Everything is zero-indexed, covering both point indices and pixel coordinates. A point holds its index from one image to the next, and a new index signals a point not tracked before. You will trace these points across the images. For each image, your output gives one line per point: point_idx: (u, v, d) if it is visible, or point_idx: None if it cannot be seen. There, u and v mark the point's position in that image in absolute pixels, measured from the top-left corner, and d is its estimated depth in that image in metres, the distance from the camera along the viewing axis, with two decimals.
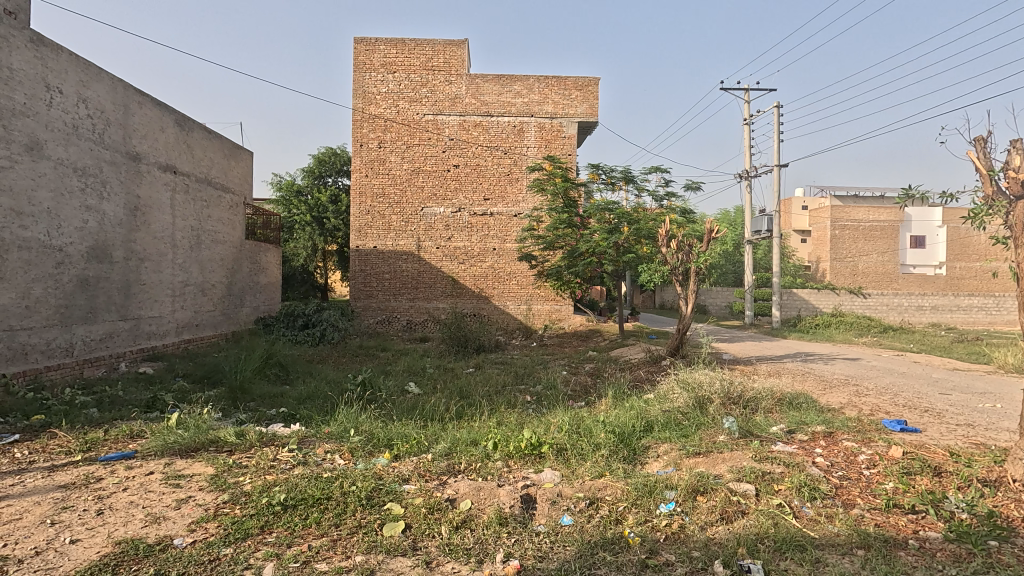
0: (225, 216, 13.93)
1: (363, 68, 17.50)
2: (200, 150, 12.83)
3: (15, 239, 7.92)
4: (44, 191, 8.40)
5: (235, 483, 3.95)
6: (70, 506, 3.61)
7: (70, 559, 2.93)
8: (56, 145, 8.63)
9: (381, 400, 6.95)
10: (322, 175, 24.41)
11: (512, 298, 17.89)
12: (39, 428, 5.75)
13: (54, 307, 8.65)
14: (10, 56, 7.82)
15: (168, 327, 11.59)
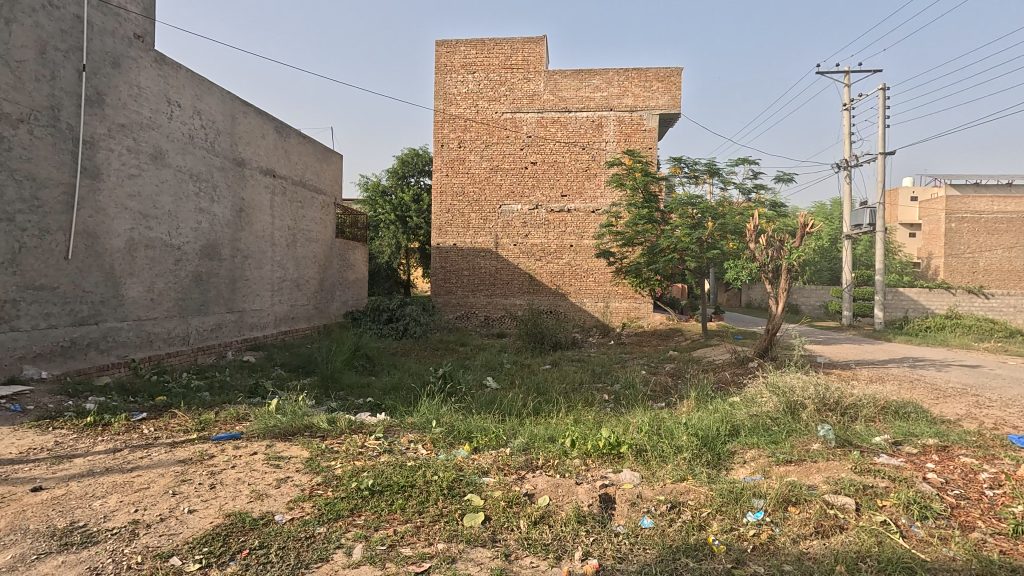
0: (317, 216, 14.83)
1: (445, 70, 17.97)
2: (296, 154, 13.73)
3: (142, 238, 8.88)
4: (165, 195, 9.35)
5: (327, 467, 4.22)
6: (188, 479, 4.02)
7: (189, 527, 3.26)
8: (176, 154, 9.57)
9: (460, 393, 7.14)
10: (405, 175, 25.39)
11: (590, 295, 17.71)
12: (162, 408, 6.44)
13: (174, 300, 9.63)
14: (138, 75, 8.76)
15: (268, 319, 12.54)
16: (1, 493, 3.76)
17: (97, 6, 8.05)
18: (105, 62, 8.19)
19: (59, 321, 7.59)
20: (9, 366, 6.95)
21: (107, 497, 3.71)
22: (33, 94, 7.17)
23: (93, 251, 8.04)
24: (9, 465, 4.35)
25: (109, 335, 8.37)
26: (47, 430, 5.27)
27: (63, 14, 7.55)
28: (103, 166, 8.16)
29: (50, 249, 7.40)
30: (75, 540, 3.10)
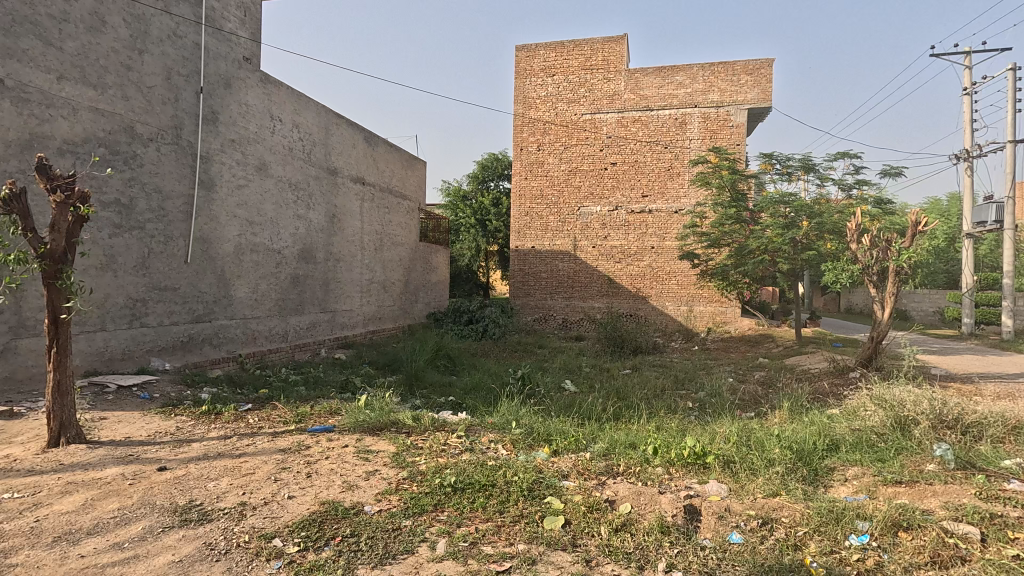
0: (403, 221, 15.47)
1: (525, 74, 18.15)
2: (384, 162, 14.40)
3: (248, 243, 9.69)
4: (268, 204, 10.13)
5: (412, 462, 4.39)
6: (287, 467, 4.32)
7: (289, 512, 3.51)
8: (277, 165, 10.34)
9: (540, 395, 7.16)
10: (485, 180, 25.91)
11: (672, 298, 17.16)
12: (266, 400, 6.98)
13: (274, 300, 10.41)
14: (246, 94, 9.57)
15: (357, 319, 13.23)
16: (133, 471, 4.23)
17: (213, 33, 8.88)
18: (219, 84, 9.02)
19: (180, 318, 8.44)
20: (139, 358, 7.82)
21: (219, 479, 4.07)
22: (160, 115, 8.03)
23: (207, 255, 8.87)
24: (140, 445, 4.89)
25: (220, 332, 9.19)
26: (170, 416, 5.88)
27: (185, 43, 8.40)
28: (216, 178, 8.99)
29: (173, 253, 8.25)
30: (193, 517, 3.43)
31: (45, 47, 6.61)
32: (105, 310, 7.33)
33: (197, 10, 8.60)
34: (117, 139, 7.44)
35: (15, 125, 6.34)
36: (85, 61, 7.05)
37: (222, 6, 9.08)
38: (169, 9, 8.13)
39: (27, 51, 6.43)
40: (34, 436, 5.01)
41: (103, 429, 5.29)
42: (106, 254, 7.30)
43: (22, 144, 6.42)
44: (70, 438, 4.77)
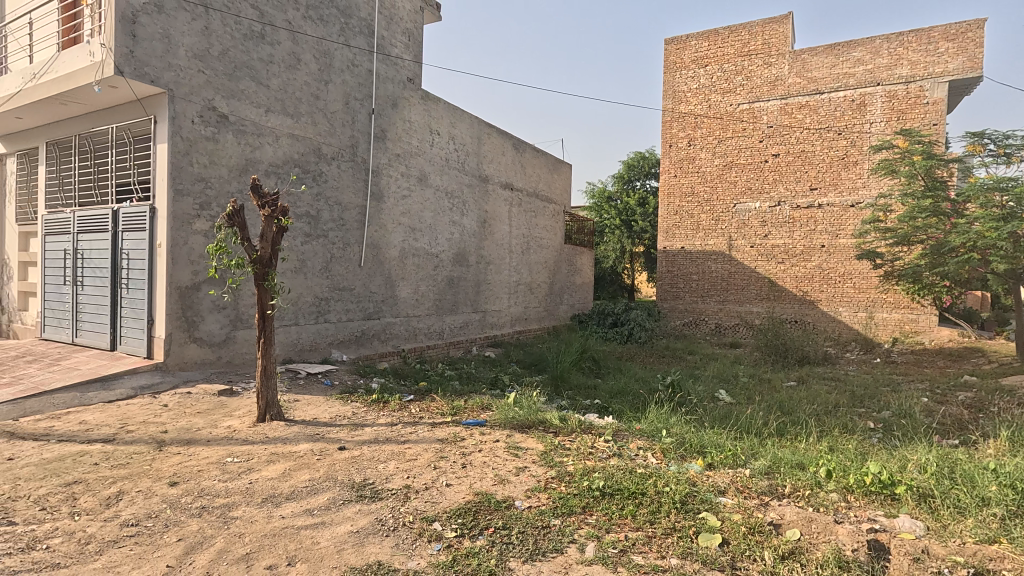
0: (548, 224, 15.75)
1: (674, 68, 17.43)
2: (530, 167, 14.79)
3: (410, 248, 10.59)
4: (427, 211, 10.98)
5: (560, 462, 4.44)
6: (445, 457, 4.64)
7: (447, 498, 3.76)
8: (436, 175, 11.18)
9: (691, 404, 6.81)
10: (631, 179, 25.40)
11: (847, 303, 15.22)
12: (426, 393, 7.57)
13: (432, 300, 11.25)
14: (410, 112, 10.49)
15: (506, 319, 13.76)
16: (320, 448, 4.87)
17: (383, 59, 9.88)
18: (387, 104, 10.00)
19: (355, 315, 9.51)
20: (323, 349, 8.97)
21: (388, 462, 4.51)
22: (341, 136, 9.14)
23: (377, 259, 9.88)
24: (325, 426, 5.61)
25: (387, 328, 10.18)
26: (347, 401, 6.65)
27: (360, 71, 9.45)
28: (385, 190, 9.98)
29: (350, 258, 9.33)
30: (367, 494, 3.84)
31: (256, 86, 7.90)
32: (298, 307, 8.54)
33: (371, 40, 9.63)
34: (308, 160, 8.62)
35: (235, 153, 7.67)
36: (285, 95, 8.29)
37: (391, 34, 10.05)
38: (348, 42, 9.22)
39: (244, 91, 7.74)
40: (247, 411, 6.00)
41: (297, 409, 6.17)
42: (299, 259, 8.50)
43: (240, 169, 7.74)
44: (273, 415, 5.63)
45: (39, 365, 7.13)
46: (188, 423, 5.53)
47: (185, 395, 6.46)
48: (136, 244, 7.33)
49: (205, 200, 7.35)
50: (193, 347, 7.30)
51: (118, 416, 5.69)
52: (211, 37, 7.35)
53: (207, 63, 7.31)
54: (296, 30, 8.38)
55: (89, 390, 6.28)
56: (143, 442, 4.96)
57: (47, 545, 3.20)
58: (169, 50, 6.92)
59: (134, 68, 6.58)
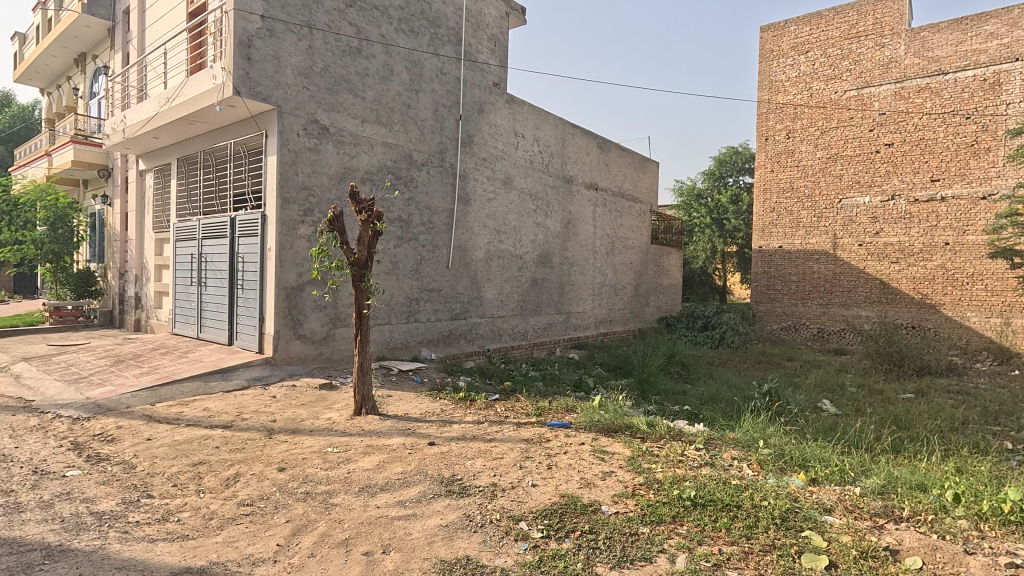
0: (634, 224, 15.40)
1: (771, 57, 16.44)
2: (616, 167, 14.54)
3: (495, 250, 10.78)
4: (512, 213, 11.12)
5: (648, 468, 4.32)
6: (531, 457, 4.67)
7: (533, 498, 3.79)
8: (520, 177, 11.29)
9: (791, 414, 6.38)
10: (722, 176, 24.35)
11: (976, 308, 13.58)
12: (511, 392, 7.66)
13: (517, 301, 11.37)
14: (495, 117, 10.69)
15: (590, 321, 13.62)
16: (411, 442, 5.08)
17: (470, 66, 10.13)
18: (474, 110, 10.25)
19: (442, 315, 9.83)
20: (413, 348, 9.34)
21: (475, 459, 4.62)
22: (430, 143, 9.48)
23: (464, 261, 10.15)
24: (415, 422, 5.83)
25: (473, 329, 10.42)
26: (436, 399, 6.88)
27: (448, 78, 9.76)
28: (471, 193, 10.24)
29: (438, 260, 9.66)
30: (456, 489, 3.95)
31: (354, 98, 8.39)
32: (391, 307, 8.96)
33: (459, 48, 9.91)
34: (400, 166, 9.03)
35: (335, 163, 8.19)
36: (380, 105, 8.74)
37: (478, 40, 10.29)
38: (437, 51, 9.54)
39: (343, 104, 8.25)
40: (345, 405, 6.38)
41: (390, 404, 6.47)
42: (392, 262, 8.92)
43: (339, 177, 8.25)
44: (368, 409, 5.94)
45: (170, 357, 8.01)
46: (293, 414, 5.97)
47: (291, 387, 6.99)
48: (250, 248, 8.05)
49: (309, 207, 7.91)
50: (298, 343, 7.88)
51: (234, 404, 6.26)
52: (314, 56, 7.93)
53: (310, 80, 7.88)
54: (389, 43, 8.81)
55: (211, 380, 6.97)
56: (255, 429, 5.42)
57: (178, 518, 3.58)
58: (279, 70, 7.55)
59: (249, 88, 7.23)
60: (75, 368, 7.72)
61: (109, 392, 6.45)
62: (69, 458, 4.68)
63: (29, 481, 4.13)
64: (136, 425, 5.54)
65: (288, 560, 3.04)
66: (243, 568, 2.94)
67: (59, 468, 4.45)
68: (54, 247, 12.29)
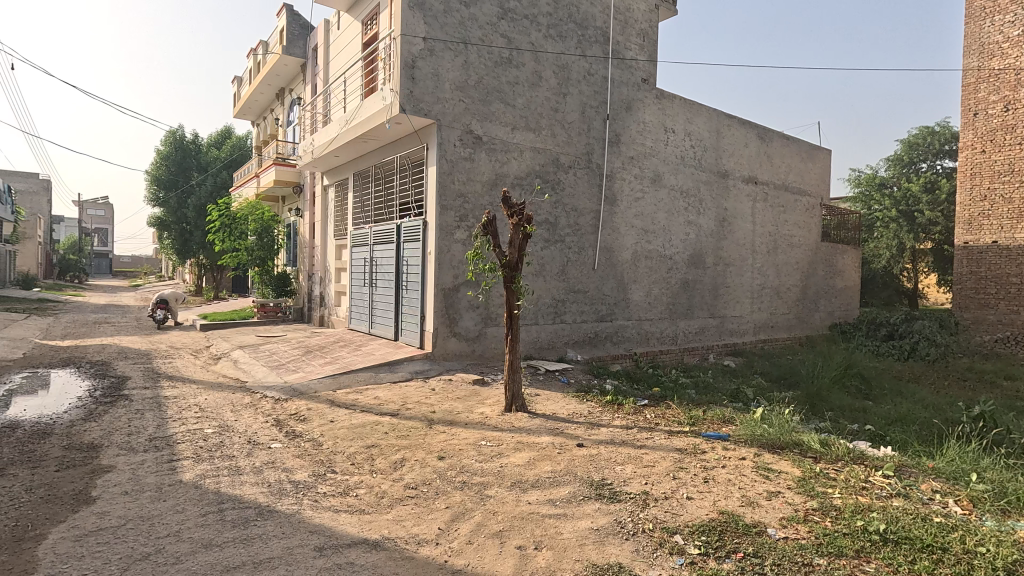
0: (801, 220, 13.92)
1: (983, 15, 13.76)
2: (779, 157, 13.28)
3: (644, 250, 10.47)
4: (661, 213, 10.72)
5: (823, 492, 3.85)
6: (684, 468, 4.44)
7: (689, 512, 3.59)
8: (670, 174, 10.84)
9: (1014, 444, 5.26)
10: (913, 162, 21.13)
11: None
12: (660, 399, 7.39)
13: (666, 304, 10.92)
14: (644, 113, 10.39)
15: (748, 326, 12.61)
16: (561, 442, 5.13)
17: (618, 64, 9.98)
18: (622, 108, 10.07)
19: (589, 317, 9.80)
20: (560, 349, 9.45)
21: (625, 465, 4.52)
22: (577, 144, 9.52)
23: (611, 262, 10.02)
24: (564, 422, 5.89)
25: (620, 331, 10.24)
26: (583, 400, 6.87)
27: (596, 79, 9.71)
28: (618, 193, 10.08)
29: (585, 261, 9.65)
30: (606, 494, 3.89)
31: (505, 107, 8.74)
32: (538, 308, 9.17)
33: (606, 47, 9.81)
34: (548, 170, 9.20)
35: (487, 169, 8.61)
36: (529, 111, 8.98)
37: (626, 37, 10.09)
38: (585, 52, 9.54)
39: (494, 113, 8.63)
40: (496, 401, 6.66)
41: (538, 403, 6.61)
42: (540, 263, 9.13)
43: (491, 183, 8.65)
44: (518, 406, 6.13)
45: (347, 350, 9.06)
46: (450, 406, 6.39)
47: (447, 381, 7.49)
48: (413, 252, 8.80)
49: (464, 213, 8.41)
50: (453, 341, 8.41)
51: (400, 395, 6.88)
52: (469, 70, 8.42)
53: (466, 93, 8.38)
54: (538, 50, 9.02)
55: (380, 371, 7.74)
56: (417, 419, 5.90)
57: (356, 493, 4.02)
58: (438, 86, 8.14)
59: (413, 105, 7.91)
60: (276, 356, 9.10)
61: (301, 378, 7.49)
62: (273, 433, 5.52)
63: (245, 449, 4.95)
64: (322, 408, 6.36)
65: (448, 544, 3.24)
66: (410, 545, 3.20)
67: (266, 440, 5.27)
68: (262, 254, 14.57)
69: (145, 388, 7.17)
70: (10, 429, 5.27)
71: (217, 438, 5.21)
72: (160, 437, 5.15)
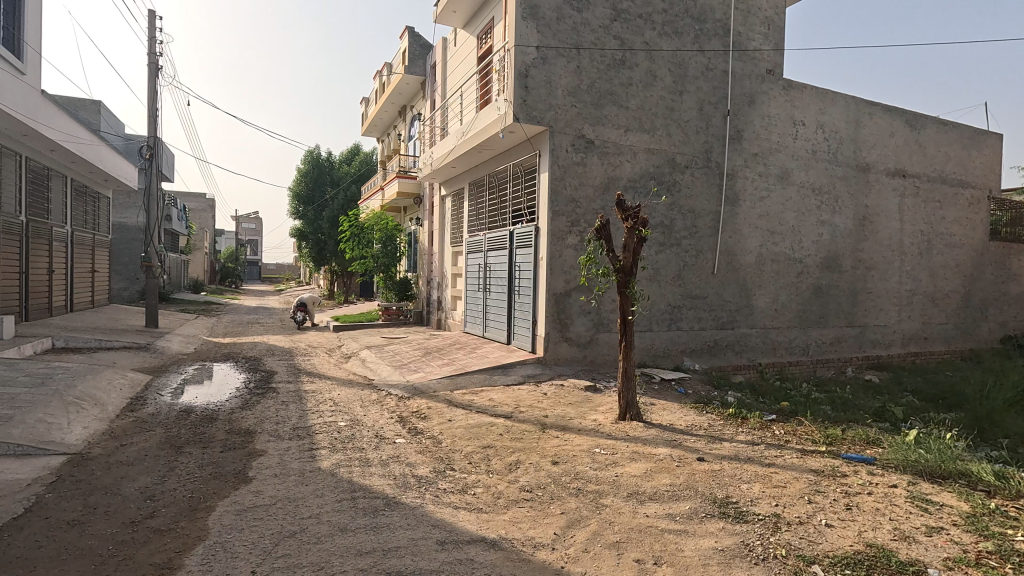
0: (963, 216, 12.12)
1: None
2: (934, 146, 11.69)
3: (769, 253, 9.74)
4: (789, 213, 9.90)
5: (1001, 534, 3.29)
6: (822, 491, 4.04)
7: (829, 541, 3.26)
8: (800, 171, 9.98)
9: None
10: None
11: None
12: (790, 414, 6.81)
13: (795, 311, 10.05)
14: (769, 106, 9.68)
15: (895, 337, 11.21)
16: (679, 454, 4.91)
17: (739, 56, 9.41)
18: (744, 102, 9.47)
19: (707, 324, 9.31)
20: (676, 357, 9.08)
21: (752, 484, 4.21)
22: (695, 143, 9.12)
23: (732, 266, 9.44)
24: (682, 434, 5.63)
25: (742, 340, 9.60)
26: (702, 412, 6.52)
27: (715, 74, 9.23)
28: (740, 193, 9.48)
29: (703, 266, 9.19)
30: (731, 513, 3.65)
31: (618, 109, 8.60)
32: (653, 314, 8.89)
33: (727, 39, 9.29)
34: (663, 171, 8.90)
35: (600, 173, 8.52)
36: (643, 112, 8.76)
37: (748, 27, 9.48)
38: (703, 47, 9.11)
39: (607, 116, 8.53)
40: (610, 409, 6.54)
41: (654, 413, 6.39)
42: (654, 268, 8.86)
43: (604, 187, 8.54)
44: (632, 415, 5.97)
45: (463, 352, 9.43)
46: (563, 412, 6.38)
47: (559, 386, 7.50)
48: (525, 258, 8.94)
49: (576, 218, 8.39)
50: (565, 346, 8.41)
51: (513, 397, 7.01)
52: (581, 75, 8.41)
53: (578, 98, 8.38)
54: (653, 49, 8.77)
55: (494, 374, 7.94)
56: (531, 422, 5.96)
57: (474, 492, 4.15)
58: (551, 93, 8.23)
59: (526, 113, 8.06)
60: (398, 356, 9.71)
61: (421, 378, 7.92)
62: (397, 428, 5.88)
63: (373, 442, 5.32)
64: (440, 407, 6.67)
65: (564, 550, 3.22)
66: (527, 548, 3.23)
67: (391, 435, 5.63)
68: (386, 261, 15.62)
69: (289, 381, 8.00)
70: (186, 413, 6.14)
71: (349, 431, 5.66)
72: (302, 427, 5.71)
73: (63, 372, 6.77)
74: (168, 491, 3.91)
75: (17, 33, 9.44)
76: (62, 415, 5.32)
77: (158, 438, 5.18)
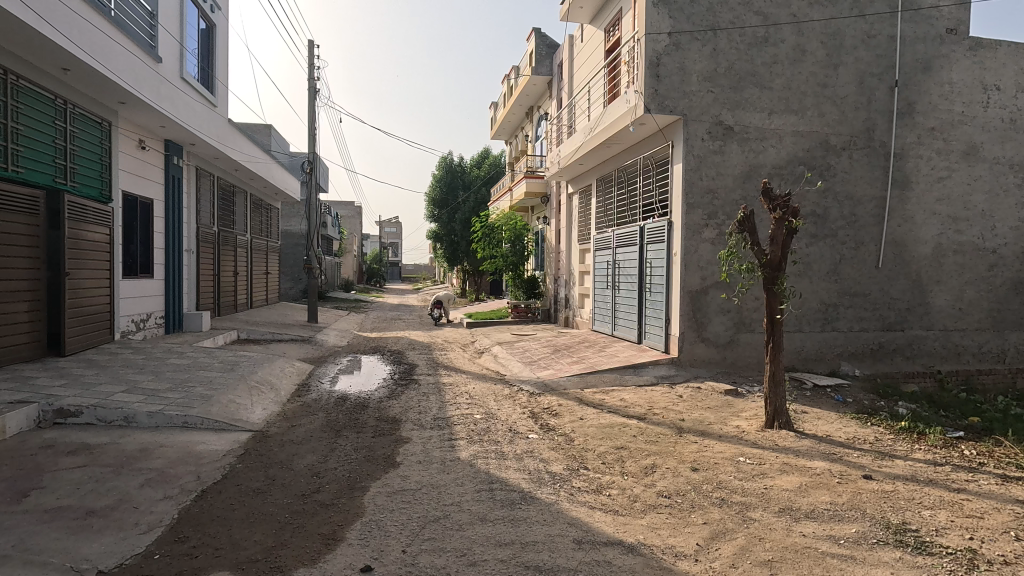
0: None
1: None
2: None
3: (952, 243, 8.35)
4: (979, 195, 8.39)
5: None
6: None
7: None
8: (993, 145, 8.40)
9: None
10: None
11: None
12: (982, 432, 5.79)
13: (987, 311, 8.51)
14: (951, 72, 8.29)
15: None
16: (841, 470, 4.39)
17: (910, 16, 8.16)
18: (917, 69, 8.21)
19: (871, 325, 8.24)
20: (831, 361, 8.18)
21: (936, 510, 3.63)
22: (854, 122, 8.12)
23: (902, 259, 8.26)
24: (843, 447, 5.03)
25: (916, 343, 8.36)
26: (867, 424, 5.76)
27: (879, 41, 8.12)
28: (912, 175, 8.25)
29: (864, 259, 8.15)
30: (911, 542, 3.17)
31: (761, 91, 7.93)
32: (803, 314, 8.09)
33: None
34: (814, 155, 8.05)
35: (739, 161, 7.92)
36: (791, 91, 7.99)
37: None
38: (864, 11, 8.04)
39: (749, 99, 7.91)
40: (754, 415, 6.04)
41: (807, 423, 5.77)
42: (804, 262, 8.06)
43: (745, 176, 7.93)
44: (782, 424, 5.45)
45: (592, 350, 9.33)
46: (700, 416, 6.03)
47: (696, 389, 7.09)
48: (658, 253, 8.59)
49: (713, 210, 7.89)
50: (702, 346, 7.95)
51: (647, 398, 6.79)
52: (718, 57, 7.89)
53: (715, 82, 7.88)
54: (801, 21, 7.94)
55: (626, 373, 7.75)
56: (666, 425, 5.72)
57: (609, 493, 4.07)
58: (685, 79, 7.83)
59: (658, 103, 7.75)
60: (529, 353, 9.88)
61: (551, 375, 7.99)
62: (529, 424, 5.98)
63: (508, 436, 5.46)
64: (571, 405, 6.65)
65: (708, 563, 3.03)
66: (667, 556, 3.09)
67: (524, 430, 5.73)
68: (514, 260, 15.99)
69: (429, 374, 8.50)
70: (342, 400, 6.81)
71: (483, 424, 5.88)
72: (441, 418, 6.04)
73: (246, 360, 7.86)
74: (331, 469, 4.36)
75: (209, 72, 11.14)
76: (247, 398, 6.17)
77: (321, 421, 5.80)
